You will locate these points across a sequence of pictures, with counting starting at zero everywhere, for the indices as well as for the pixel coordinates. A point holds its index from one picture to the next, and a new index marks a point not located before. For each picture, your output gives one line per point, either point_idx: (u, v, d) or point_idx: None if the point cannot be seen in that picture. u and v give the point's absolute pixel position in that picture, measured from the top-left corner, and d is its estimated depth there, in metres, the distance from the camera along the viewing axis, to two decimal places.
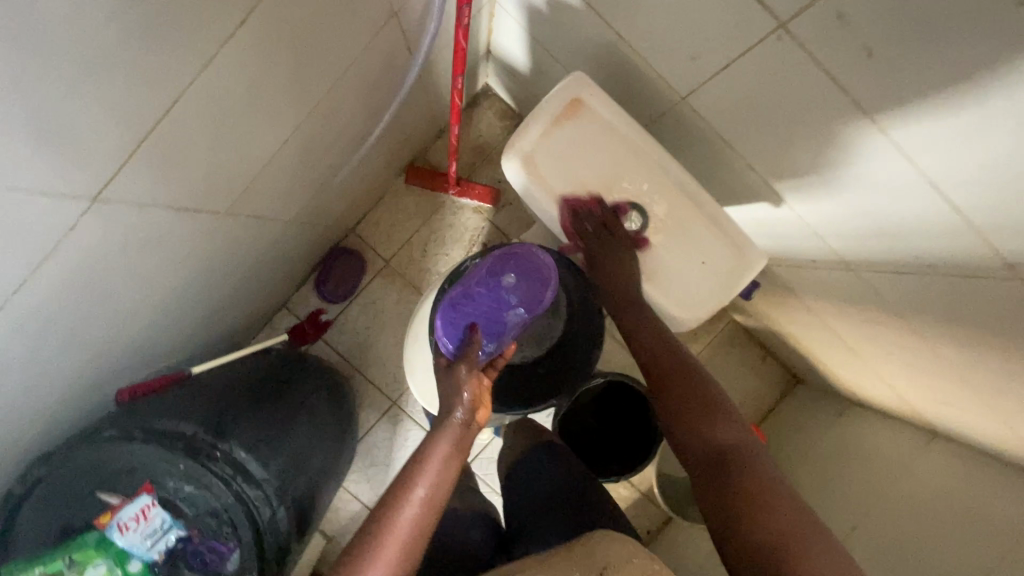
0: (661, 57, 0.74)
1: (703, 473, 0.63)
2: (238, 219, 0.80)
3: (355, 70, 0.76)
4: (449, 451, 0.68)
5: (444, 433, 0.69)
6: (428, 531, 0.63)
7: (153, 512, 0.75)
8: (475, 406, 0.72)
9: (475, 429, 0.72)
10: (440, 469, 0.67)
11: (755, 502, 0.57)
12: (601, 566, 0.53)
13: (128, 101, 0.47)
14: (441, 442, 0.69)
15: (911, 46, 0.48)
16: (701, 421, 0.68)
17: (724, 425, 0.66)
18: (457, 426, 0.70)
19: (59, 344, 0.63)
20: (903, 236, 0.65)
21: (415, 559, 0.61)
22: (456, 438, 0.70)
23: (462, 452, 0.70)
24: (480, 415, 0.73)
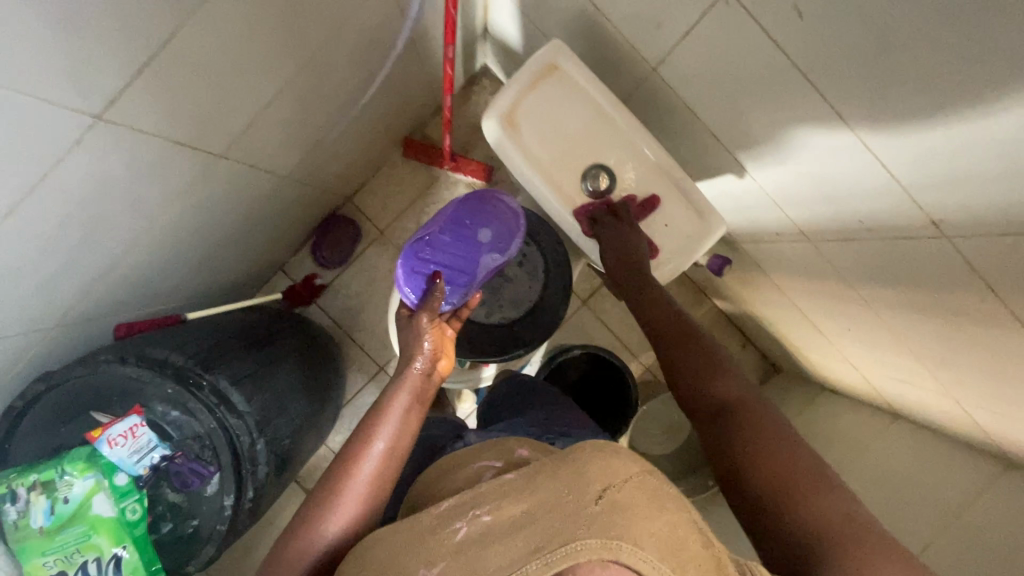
0: (633, 28, 0.77)
1: (706, 422, 0.64)
2: (229, 171, 0.85)
3: (343, 32, 0.80)
4: (410, 402, 0.70)
5: (404, 384, 0.71)
6: (390, 479, 0.65)
7: (141, 431, 0.81)
8: (437, 355, 0.76)
9: (436, 379, 0.75)
10: (400, 420, 0.68)
11: (763, 449, 0.58)
12: (598, 492, 0.50)
13: (124, 33, 0.51)
14: (400, 394, 0.70)
15: (836, 8, 0.51)
16: (703, 372, 0.68)
17: (723, 374, 0.67)
18: (418, 378, 0.73)
19: (59, 265, 0.69)
20: (851, 205, 0.68)
21: (379, 493, 0.64)
22: (416, 389, 0.72)
23: (424, 404, 0.72)
24: (441, 364, 0.76)
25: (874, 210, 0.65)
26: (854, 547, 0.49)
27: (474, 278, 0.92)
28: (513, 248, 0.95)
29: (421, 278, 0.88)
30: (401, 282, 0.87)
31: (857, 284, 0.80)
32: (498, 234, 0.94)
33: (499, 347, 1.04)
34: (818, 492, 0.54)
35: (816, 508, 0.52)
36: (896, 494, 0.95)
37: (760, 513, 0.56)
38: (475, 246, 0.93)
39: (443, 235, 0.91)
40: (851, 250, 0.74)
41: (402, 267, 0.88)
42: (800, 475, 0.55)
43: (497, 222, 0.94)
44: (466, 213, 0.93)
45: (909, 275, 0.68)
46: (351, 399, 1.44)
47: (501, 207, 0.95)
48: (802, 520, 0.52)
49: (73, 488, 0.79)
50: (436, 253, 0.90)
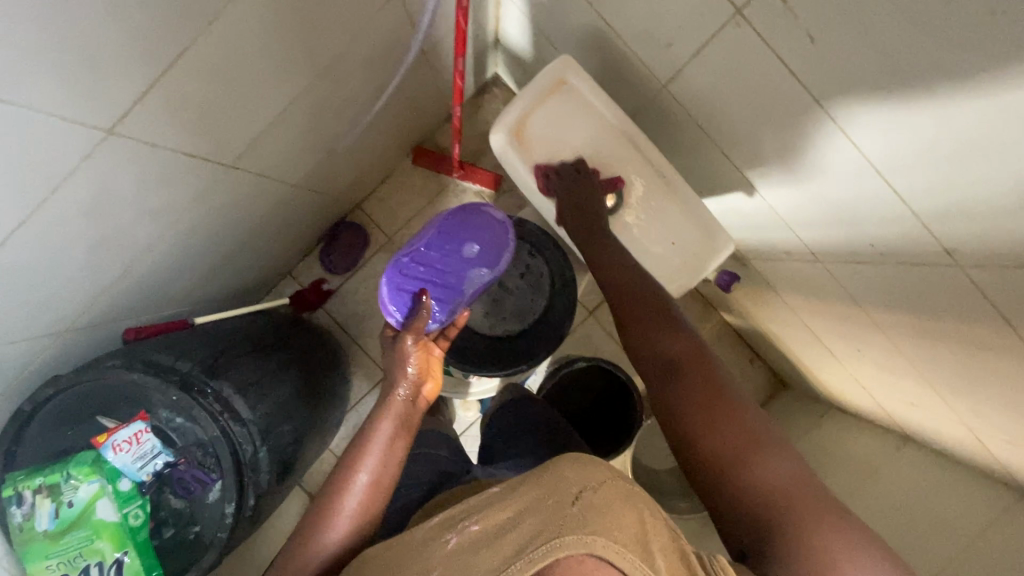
0: (642, 44, 0.77)
1: (659, 380, 0.64)
2: (239, 181, 0.85)
3: (353, 45, 0.81)
4: (393, 430, 0.70)
5: (388, 410, 0.71)
6: (378, 507, 0.65)
7: (145, 437, 0.82)
8: (421, 378, 0.76)
9: (422, 403, 0.75)
10: (385, 449, 0.68)
11: (716, 411, 0.58)
12: (575, 493, 0.50)
13: (136, 50, 0.52)
14: (384, 422, 0.70)
15: (849, 34, 0.51)
16: (660, 333, 0.68)
17: (676, 336, 0.68)
18: (402, 403, 0.72)
19: (69, 274, 0.70)
20: (864, 230, 0.67)
21: (369, 518, 0.64)
22: (400, 415, 0.72)
23: (409, 430, 0.72)
24: (427, 388, 0.76)
25: (885, 236, 0.64)
26: (795, 511, 0.51)
27: (463, 294, 0.92)
28: (502, 261, 0.94)
29: (405, 296, 0.88)
30: (386, 301, 0.87)
31: (868, 307, 0.79)
32: (487, 249, 0.93)
33: (501, 359, 1.04)
34: (766, 455, 0.55)
35: (764, 467, 0.54)
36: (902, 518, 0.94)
37: (710, 474, 0.56)
38: (463, 262, 0.92)
39: (429, 252, 0.90)
40: (862, 273, 0.73)
41: (386, 286, 0.88)
42: (749, 440, 0.56)
43: (485, 236, 0.93)
44: (452, 226, 0.91)
45: (920, 301, 0.66)
46: (356, 405, 1.45)
47: (490, 219, 0.93)
48: (751, 480, 0.54)
49: (78, 492, 0.80)
50: (422, 269, 0.90)
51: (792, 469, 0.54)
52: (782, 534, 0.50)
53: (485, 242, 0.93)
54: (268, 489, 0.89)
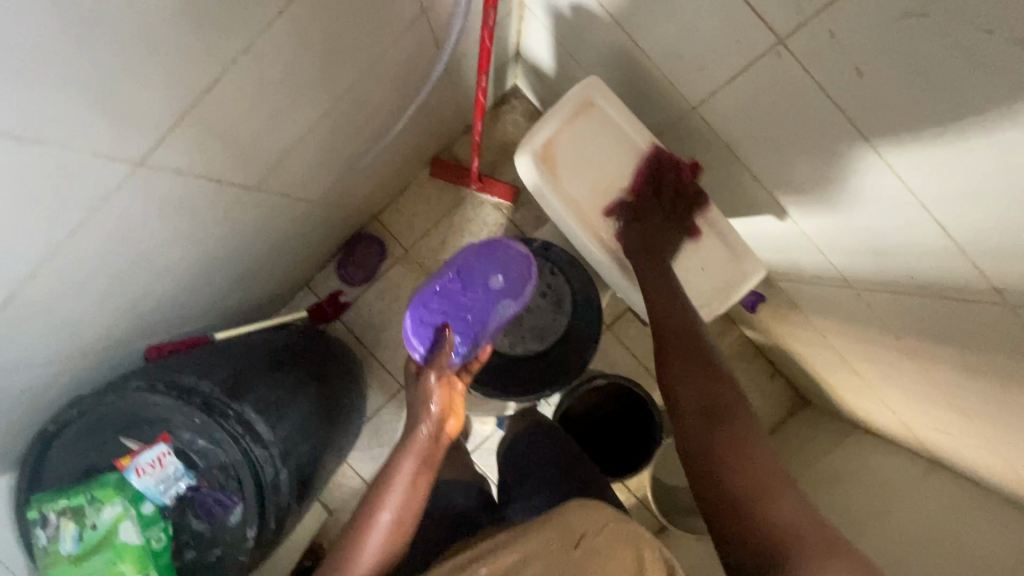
0: (674, 67, 0.75)
1: (694, 418, 0.64)
2: (261, 202, 0.85)
3: (377, 66, 0.80)
4: (416, 468, 0.70)
5: (410, 449, 0.71)
6: (397, 550, 0.66)
7: (168, 460, 0.82)
8: (444, 415, 0.74)
9: (444, 440, 0.74)
10: (407, 490, 0.68)
11: (744, 451, 0.58)
12: (577, 537, 0.51)
13: (168, 82, 0.51)
14: (406, 461, 0.71)
15: (900, 70, 0.49)
16: (699, 371, 0.68)
17: (715, 377, 0.67)
18: (425, 442, 0.72)
19: (95, 299, 0.70)
20: (902, 261, 0.65)
21: (392, 560, 0.65)
22: (422, 454, 0.71)
23: (431, 468, 0.72)
24: (450, 425, 0.75)
25: (926, 267, 0.62)
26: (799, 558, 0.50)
27: (487, 326, 0.90)
28: (525, 293, 0.95)
29: (429, 330, 0.85)
30: (410, 336, 0.85)
31: (901, 334, 0.77)
32: (512, 280, 0.94)
33: (530, 385, 1.03)
34: (786, 500, 0.54)
35: (777, 510, 0.53)
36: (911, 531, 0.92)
37: (727, 510, 0.56)
38: (488, 295, 0.91)
39: (453, 283, 0.89)
40: (898, 302, 0.71)
41: (410, 320, 0.86)
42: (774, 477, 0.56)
43: (509, 268, 0.94)
44: (476, 260, 0.91)
45: (959, 333, 0.64)
46: (373, 417, 1.45)
47: (511, 252, 0.95)
48: (762, 523, 0.53)
49: (102, 514, 0.80)
50: (447, 302, 0.87)
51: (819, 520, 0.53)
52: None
53: (510, 275, 0.94)
54: (289, 510, 0.89)
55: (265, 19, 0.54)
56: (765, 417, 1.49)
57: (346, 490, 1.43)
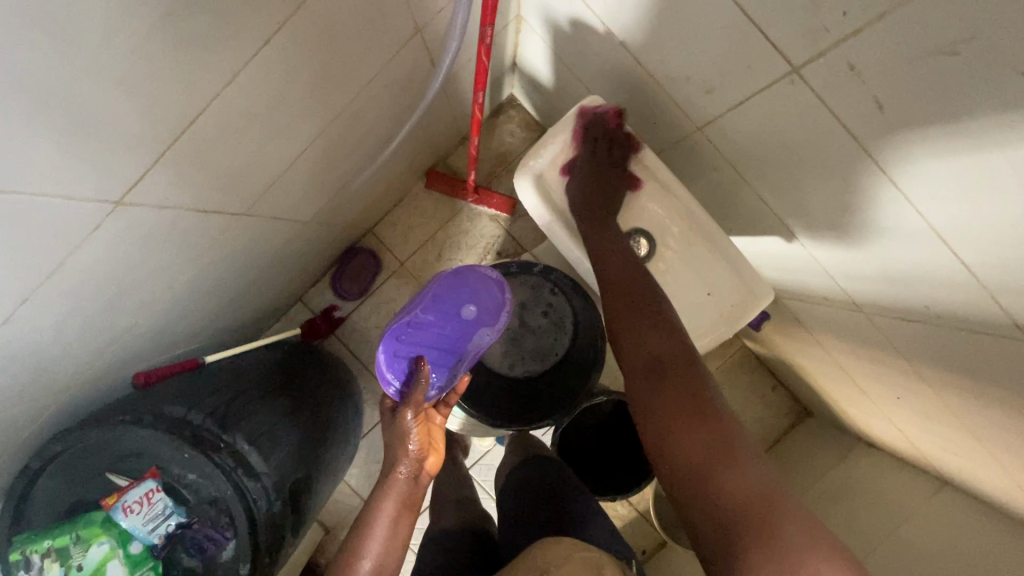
0: (678, 87, 0.73)
1: (646, 373, 0.69)
2: (251, 227, 0.82)
3: (372, 86, 0.77)
4: (397, 510, 0.70)
5: (389, 492, 0.71)
6: None
7: (157, 496, 0.79)
8: (424, 454, 0.75)
9: (423, 479, 0.75)
10: (388, 534, 0.68)
11: (700, 409, 0.62)
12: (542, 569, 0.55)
13: (151, 117, 0.48)
14: (386, 504, 0.70)
15: (919, 102, 0.47)
16: (646, 330, 0.73)
17: (661, 335, 0.72)
18: (404, 483, 0.72)
19: (77, 336, 0.67)
20: (916, 289, 0.63)
21: None
22: (403, 495, 0.72)
23: (413, 508, 0.72)
24: (429, 462, 0.76)
25: (941, 297, 0.60)
26: (756, 517, 0.53)
27: (463, 356, 0.90)
28: (502, 320, 0.94)
29: (403, 362, 0.85)
30: (384, 369, 0.84)
31: (912, 361, 0.74)
32: (488, 308, 0.94)
33: (534, 414, 1.03)
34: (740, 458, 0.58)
35: (733, 461, 0.57)
36: (905, 546, 0.91)
37: (684, 463, 0.60)
38: (463, 325, 0.91)
39: (425, 314, 0.89)
40: (910, 330, 0.69)
41: (384, 352, 0.86)
42: (722, 445, 0.59)
43: (483, 295, 0.94)
44: (449, 290, 0.92)
45: (973, 365, 0.62)
46: (370, 433, 1.42)
47: (485, 278, 0.94)
48: (722, 479, 0.56)
49: (88, 554, 0.77)
50: (420, 334, 0.88)
51: (765, 478, 0.56)
52: (756, 533, 0.52)
53: (486, 303, 0.94)
54: (283, 541, 0.87)
55: (251, 49, 0.52)
56: (767, 429, 1.47)
57: (342, 508, 1.40)
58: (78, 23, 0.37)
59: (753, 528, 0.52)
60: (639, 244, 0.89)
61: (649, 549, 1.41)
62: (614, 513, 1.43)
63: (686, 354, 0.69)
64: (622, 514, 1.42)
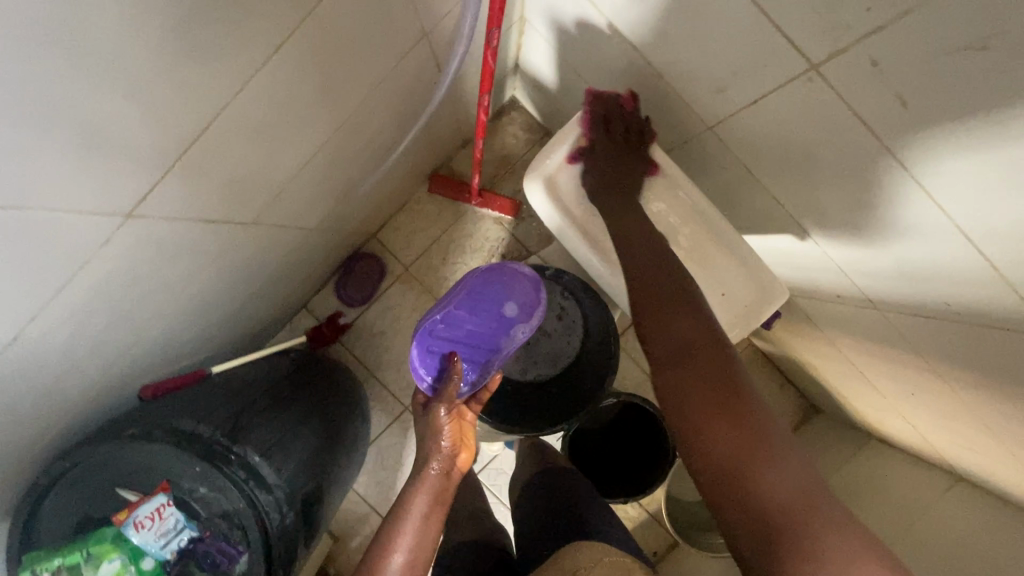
0: (689, 86, 0.73)
1: (670, 364, 0.68)
2: (258, 235, 0.81)
3: (379, 90, 0.76)
4: (428, 506, 0.70)
5: (422, 487, 0.72)
6: None
7: (168, 511, 0.78)
8: (456, 450, 0.75)
9: (456, 475, 0.75)
10: (418, 531, 0.68)
11: (729, 404, 0.62)
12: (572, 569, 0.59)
13: (164, 128, 0.48)
14: (418, 499, 0.70)
15: (943, 96, 0.47)
16: (670, 316, 0.71)
17: (686, 321, 0.70)
18: (436, 478, 0.73)
19: (87, 350, 0.66)
20: (936, 285, 0.62)
21: None
22: (434, 492, 0.72)
23: (443, 504, 0.72)
24: (462, 458, 0.76)
25: (962, 294, 0.59)
26: (796, 518, 0.54)
27: (496, 352, 0.91)
28: (536, 318, 0.93)
29: (436, 358, 0.86)
30: (416, 364, 0.86)
31: (927, 358, 0.73)
32: (523, 305, 0.93)
33: (546, 420, 1.04)
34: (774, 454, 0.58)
35: (767, 460, 0.57)
36: (921, 544, 0.90)
37: (716, 463, 0.60)
38: (496, 322, 0.91)
39: (458, 310, 0.89)
40: (927, 326, 0.68)
41: (417, 348, 0.87)
42: (758, 444, 0.58)
43: (518, 293, 0.93)
44: (483, 287, 0.91)
45: (990, 361, 0.62)
46: (377, 440, 1.41)
47: (519, 276, 0.93)
48: (758, 481, 0.57)
49: (99, 571, 0.76)
50: (454, 330, 0.89)
51: (803, 480, 0.57)
52: (797, 532, 0.53)
53: (520, 300, 0.93)
54: (296, 553, 0.86)
55: (261, 57, 0.51)
56: None
57: (350, 516, 1.39)
58: (89, 35, 0.36)
59: (789, 529, 0.54)
60: None
61: (660, 550, 1.40)
62: (624, 515, 1.42)
63: (713, 344, 0.67)
64: (632, 516, 1.41)
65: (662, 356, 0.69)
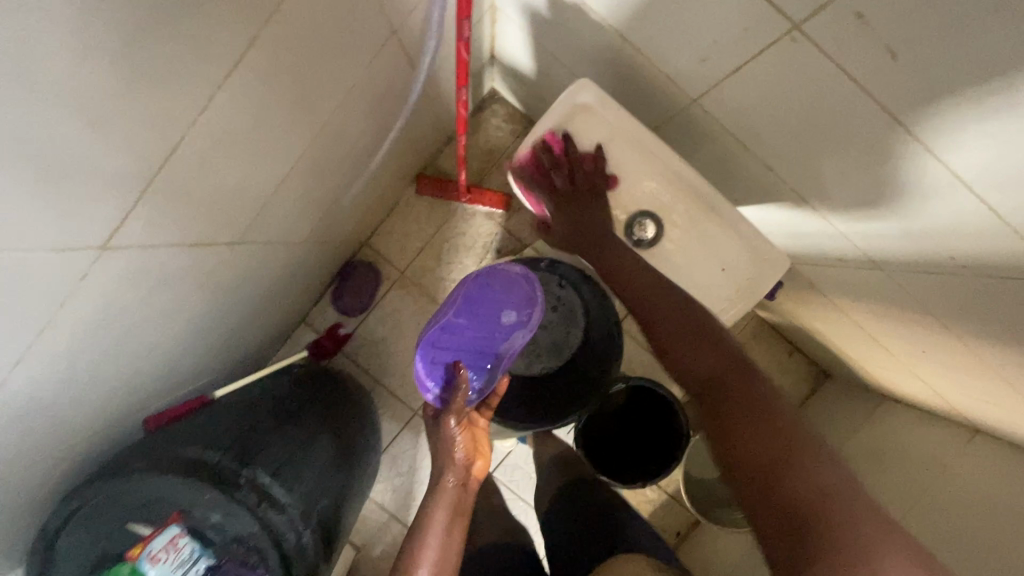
0: (669, 60, 0.71)
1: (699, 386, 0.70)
2: (245, 254, 0.80)
3: (352, 95, 0.74)
4: (449, 516, 0.72)
5: (441, 498, 0.73)
6: None
7: (182, 541, 0.77)
8: (470, 460, 0.78)
9: (471, 485, 0.77)
10: (443, 542, 0.69)
11: (758, 412, 0.62)
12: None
13: (129, 153, 0.46)
14: (439, 510, 0.72)
15: (936, 46, 0.45)
16: (690, 337, 0.73)
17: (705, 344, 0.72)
18: (455, 489, 0.75)
19: (80, 389, 0.64)
20: (943, 241, 0.60)
21: None
22: (453, 503, 0.73)
23: (463, 513, 0.74)
24: (476, 467, 0.78)
25: (972, 247, 0.57)
26: (831, 520, 0.52)
27: (501, 357, 0.90)
28: (535, 319, 0.92)
29: (441, 369, 0.86)
30: (423, 378, 0.86)
31: (937, 315, 0.72)
32: (523, 306, 0.91)
33: (560, 408, 1.02)
34: (806, 465, 0.56)
35: (801, 472, 0.56)
36: (944, 502, 0.89)
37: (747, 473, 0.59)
38: (498, 327, 0.90)
39: (457, 318, 0.88)
40: (936, 284, 0.67)
41: (421, 362, 0.86)
42: (784, 450, 0.58)
43: (515, 294, 0.91)
44: (479, 290, 0.89)
45: (1004, 315, 0.60)
46: (389, 447, 1.40)
47: (512, 275, 0.91)
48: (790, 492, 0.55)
49: None
50: (456, 340, 0.87)
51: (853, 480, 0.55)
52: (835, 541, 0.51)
53: (520, 302, 0.92)
54: (317, 571, 0.85)
55: (224, 70, 0.49)
56: (789, 396, 1.45)
57: (371, 525, 1.38)
58: (33, 69, 0.34)
59: (818, 528, 0.52)
60: (647, 228, 0.88)
61: (682, 530, 1.40)
62: (645, 499, 1.41)
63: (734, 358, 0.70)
64: (652, 499, 1.40)
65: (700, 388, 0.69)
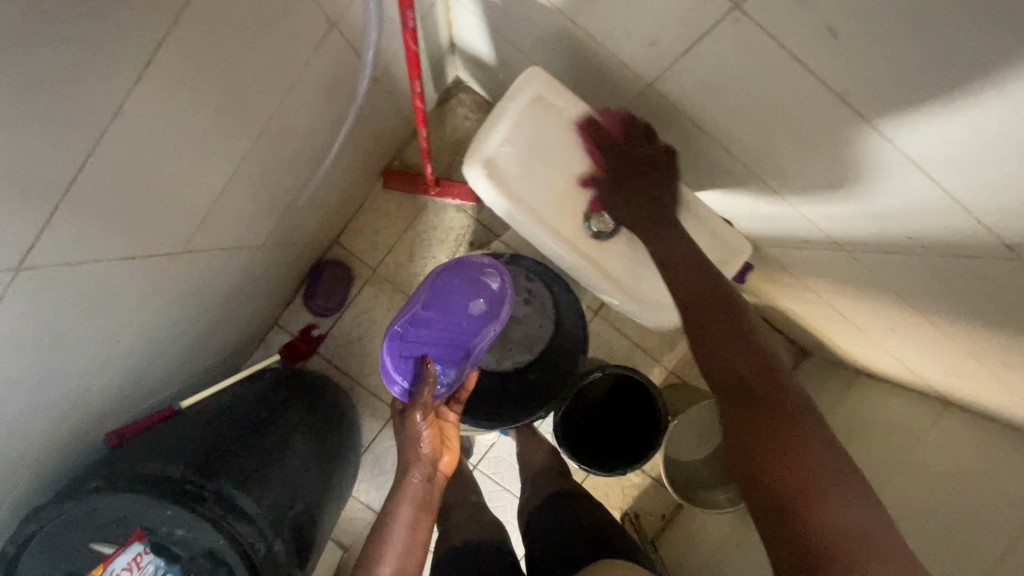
0: (620, 43, 0.69)
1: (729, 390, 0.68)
2: (196, 262, 0.77)
3: (295, 92, 0.71)
4: (414, 513, 0.72)
5: (406, 494, 0.74)
6: None
7: (146, 559, 0.75)
8: (436, 455, 0.77)
9: (438, 480, 0.77)
10: (408, 540, 0.70)
11: (795, 433, 0.62)
12: None
13: (33, 168, 0.43)
14: (403, 508, 0.72)
15: (875, 22, 0.43)
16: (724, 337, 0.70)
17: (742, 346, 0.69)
18: (420, 485, 0.75)
19: (22, 413, 0.62)
20: (901, 220, 0.59)
21: None
22: (418, 500, 0.74)
23: (427, 509, 0.74)
24: (442, 462, 0.78)
25: (928, 226, 0.56)
26: (850, 556, 0.55)
27: (469, 350, 0.88)
28: (506, 312, 0.90)
29: (410, 363, 0.84)
30: (391, 371, 0.83)
31: (900, 293, 0.71)
32: (493, 298, 0.90)
33: (534, 402, 1.02)
34: (836, 500, 0.58)
35: (831, 508, 0.57)
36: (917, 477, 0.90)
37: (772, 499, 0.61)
38: (466, 319, 0.88)
39: (425, 310, 0.86)
40: (896, 263, 0.66)
41: (389, 355, 0.84)
42: (822, 479, 0.59)
43: (485, 286, 0.90)
44: (445, 284, 0.88)
45: (964, 292, 0.59)
46: (371, 447, 1.39)
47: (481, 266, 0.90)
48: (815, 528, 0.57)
49: None
50: (424, 332, 0.85)
51: (880, 524, 0.57)
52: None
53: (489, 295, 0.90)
54: None
55: (133, 75, 0.46)
56: None
57: (357, 525, 1.37)
58: None
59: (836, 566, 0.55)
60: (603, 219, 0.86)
61: (668, 513, 1.40)
62: (630, 485, 1.41)
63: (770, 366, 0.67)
64: (637, 484, 1.40)
65: (725, 393, 0.68)
